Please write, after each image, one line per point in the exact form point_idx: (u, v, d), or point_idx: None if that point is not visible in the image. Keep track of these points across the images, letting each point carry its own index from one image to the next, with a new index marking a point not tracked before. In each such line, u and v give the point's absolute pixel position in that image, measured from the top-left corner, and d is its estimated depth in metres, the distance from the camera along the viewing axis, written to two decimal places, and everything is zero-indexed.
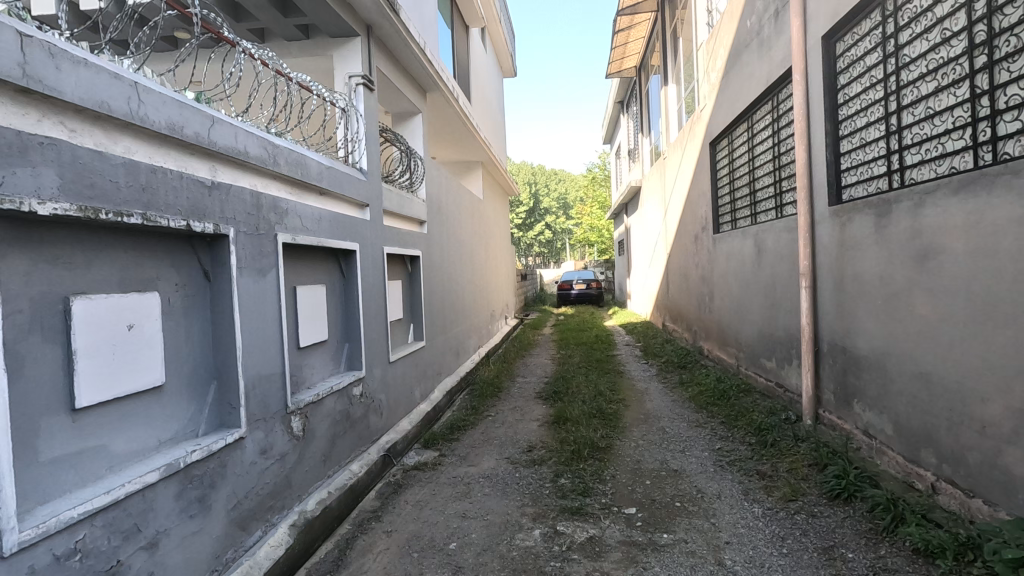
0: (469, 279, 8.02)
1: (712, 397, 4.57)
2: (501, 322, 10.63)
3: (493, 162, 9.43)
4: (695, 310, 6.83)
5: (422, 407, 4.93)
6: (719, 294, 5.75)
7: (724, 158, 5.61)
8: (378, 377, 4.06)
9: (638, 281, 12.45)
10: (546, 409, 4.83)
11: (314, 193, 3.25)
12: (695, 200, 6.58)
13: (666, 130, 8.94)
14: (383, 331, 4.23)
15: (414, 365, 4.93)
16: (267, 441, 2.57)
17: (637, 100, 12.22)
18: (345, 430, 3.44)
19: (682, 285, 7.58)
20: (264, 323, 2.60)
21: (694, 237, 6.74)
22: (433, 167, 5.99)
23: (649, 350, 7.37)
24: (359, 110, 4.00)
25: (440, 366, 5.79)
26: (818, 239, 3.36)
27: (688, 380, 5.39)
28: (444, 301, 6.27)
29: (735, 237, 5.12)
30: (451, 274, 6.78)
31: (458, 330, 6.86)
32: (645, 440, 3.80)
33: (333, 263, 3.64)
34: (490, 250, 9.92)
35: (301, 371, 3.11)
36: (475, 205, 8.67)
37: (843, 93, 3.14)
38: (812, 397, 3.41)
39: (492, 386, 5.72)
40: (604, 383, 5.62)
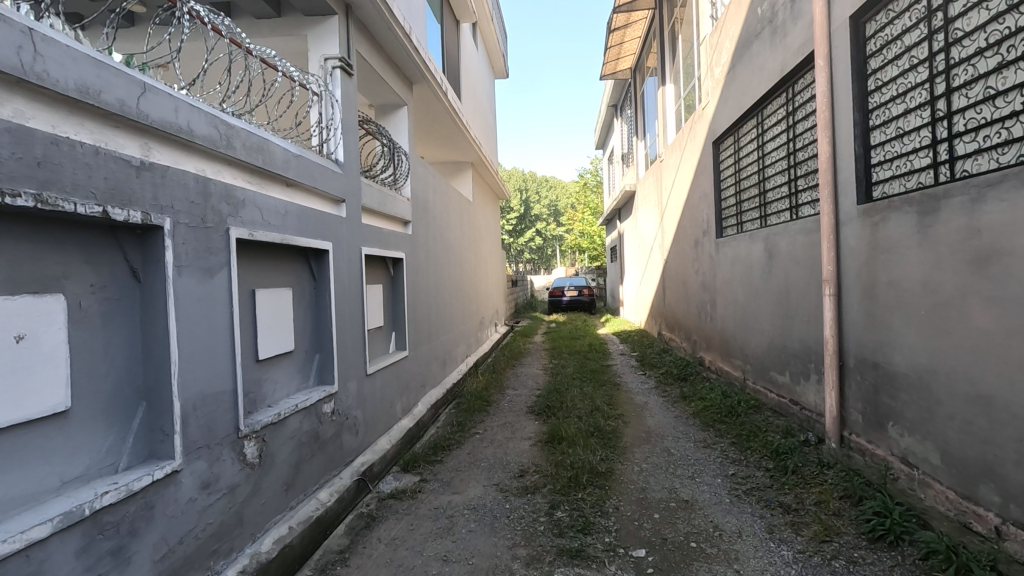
0: (458, 284, 7.63)
1: (718, 414, 4.21)
2: (490, 329, 10.23)
3: (484, 163, 9.08)
4: (695, 319, 6.49)
5: (402, 423, 4.53)
6: (723, 302, 5.40)
7: (729, 158, 5.28)
8: (353, 391, 3.66)
9: (631, 287, 12.10)
10: (539, 425, 4.44)
11: (279, 184, 2.86)
12: (696, 203, 6.25)
13: (663, 131, 8.63)
14: (359, 341, 3.83)
15: (394, 378, 4.53)
16: (212, 473, 2.17)
17: (632, 103, 11.93)
18: (313, 453, 3.03)
19: (680, 293, 7.24)
20: (211, 332, 2.21)
21: (694, 242, 6.41)
22: (419, 164, 5.63)
23: (646, 360, 7.02)
24: (336, 95, 3.62)
25: (424, 378, 5.38)
26: (844, 242, 3.03)
27: (692, 393, 5.04)
28: (429, 308, 5.88)
29: (741, 241, 4.79)
30: (438, 279, 6.38)
31: (444, 338, 6.46)
32: (650, 464, 3.42)
33: (303, 264, 3.24)
34: (480, 254, 9.56)
35: (260, 387, 2.71)
36: (465, 206, 8.30)
37: (874, 78, 2.82)
38: (837, 417, 3.07)
39: (481, 399, 5.32)
40: (600, 396, 5.25)
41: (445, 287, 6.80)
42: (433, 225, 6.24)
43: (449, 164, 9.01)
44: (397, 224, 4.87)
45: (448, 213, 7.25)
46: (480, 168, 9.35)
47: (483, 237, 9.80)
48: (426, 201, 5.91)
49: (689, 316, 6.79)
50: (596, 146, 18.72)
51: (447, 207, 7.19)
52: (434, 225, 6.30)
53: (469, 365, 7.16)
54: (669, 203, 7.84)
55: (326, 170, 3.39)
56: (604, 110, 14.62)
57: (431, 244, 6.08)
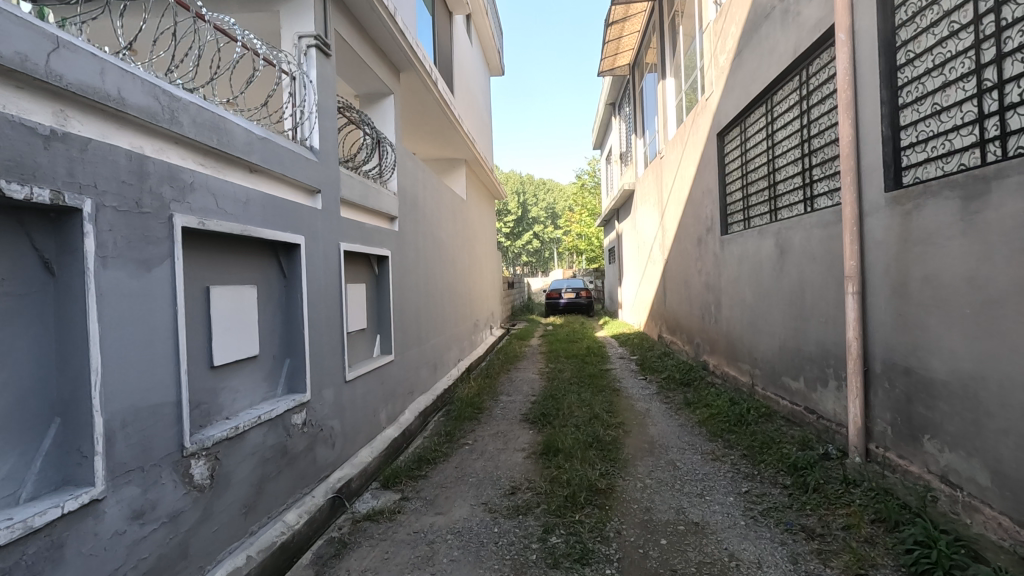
0: (450, 285, 7.32)
1: (727, 423, 3.90)
2: (485, 331, 9.93)
3: (479, 160, 8.80)
4: (698, 321, 6.19)
5: (387, 433, 4.22)
6: (728, 303, 5.10)
7: (734, 150, 4.99)
8: (330, 400, 3.35)
9: (630, 289, 11.81)
10: (533, 435, 4.13)
11: (240, 169, 2.56)
12: (699, 199, 5.96)
13: (663, 127, 8.34)
14: (337, 344, 3.52)
15: (378, 384, 4.22)
16: (148, 500, 1.86)
17: (630, 100, 11.66)
18: (280, 470, 2.72)
19: (682, 294, 6.95)
20: (148, 336, 1.90)
21: (697, 240, 6.12)
22: (407, 158, 5.32)
23: (647, 364, 6.72)
24: (310, 78, 3.33)
25: (412, 383, 5.07)
26: (870, 234, 2.73)
27: (697, 400, 4.73)
28: (418, 309, 5.57)
29: (748, 237, 4.50)
30: (428, 279, 6.08)
31: (436, 342, 6.15)
32: (655, 479, 3.11)
33: (271, 260, 2.93)
34: (474, 254, 9.26)
35: (216, 397, 2.40)
36: (458, 204, 8.01)
37: (904, 51, 2.53)
38: (862, 428, 2.77)
39: (472, 406, 5.00)
40: (599, 403, 4.94)
41: (437, 288, 6.50)
42: (423, 222, 5.94)
43: (442, 161, 8.73)
44: (382, 219, 4.57)
45: (440, 211, 6.94)
46: (475, 166, 9.07)
47: (478, 236, 9.51)
48: (415, 197, 5.60)
49: (692, 318, 6.49)
50: (593, 145, 18.45)
51: (438, 205, 6.88)
52: (424, 223, 5.99)
53: (462, 369, 6.85)
54: (670, 201, 7.55)
55: (298, 157, 3.08)
56: (602, 108, 14.34)
57: (421, 242, 5.77)
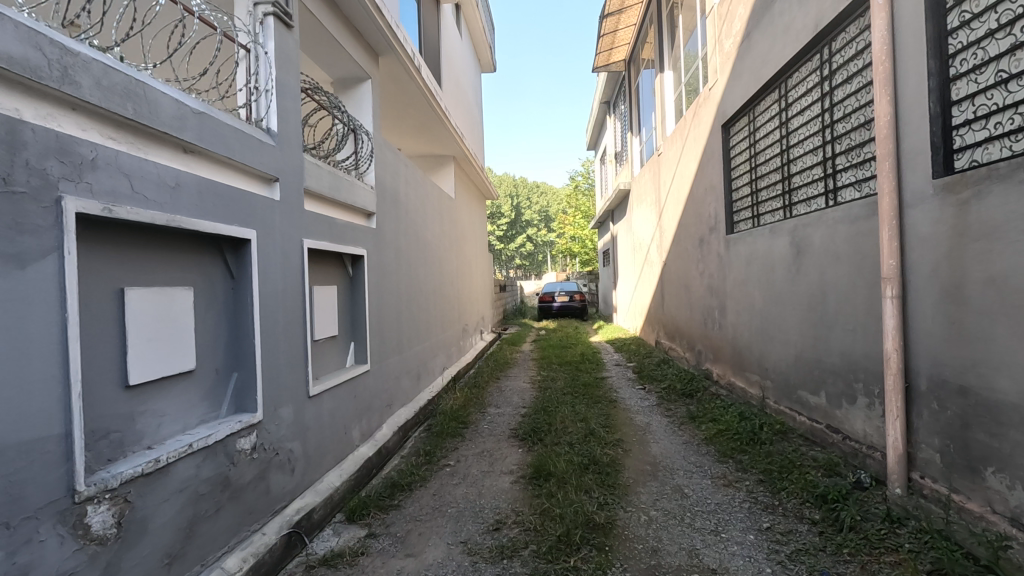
0: (437, 288, 6.92)
1: (738, 442, 3.51)
2: (474, 337, 9.51)
3: (467, 157, 8.42)
4: (700, 328, 5.81)
5: (360, 452, 3.79)
6: (734, 309, 4.72)
7: (741, 142, 4.62)
8: (290, 419, 2.93)
9: (625, 293, 11.44)
10: (522, 454, 3.72)
11: (170, 147, 2.14)
12: (700, 198, 5.59)
13: (661, 123, 7.97)
14: (300, 355, 3.10)
15: (349, 398, 3.80)
16: (16, 564, 1.44)
17: (625, 98, 11.31)
18: (221, 506, 2.30)
19: (682, 298, 6.56)
20: (21, 351, 1.48)
21: (698, 241, 5.74)
22: (387, 151, 4.91)
23: (645, 373, 6.32)
24: (268, 51, 2.91)
25: (391, 395, 4.65)
26: (912, 228, 2.35)
27: (701, 414, 4.32)
28: (400, 314, 5.16)
29: (757, 236, 4.12)
30: (411, 282, 5.66)
31: (419, 349, 5.73)
32: (661, 512, 2.70)
33: (215, 258, 2.51)
34: (463, 255, 8.86)
35: (134, 423, 1.98)
36: (446, 203, 7.63)
37: (956, 13, 2.16)
38: (903, 455, 2.37)
39: (457, 421, 4.56)
40: (595, 416, 4.54)
41: (422, 292, 6.09)
42: (405, 221, 5.52)
43: (429, 157, 8.35)
44: (356, 215, 4.15)
45: (426, 210, 6.53)
46: (463, 163, 8.69)
47: (467, 237, 9.12)
48: (396, 193, 5.17)
49: (693, 324, 6.10)
50: (587, 146, 18.13)
51: (424, 203, 6.48)
52: (407, 222, 5.58)
53: (448, 379, 6.43)
54: (669, 200, 7.15)
55: (249, 140, 2.67)
56: (596, 108, 14.01)
57: (402, 242, 5.36)
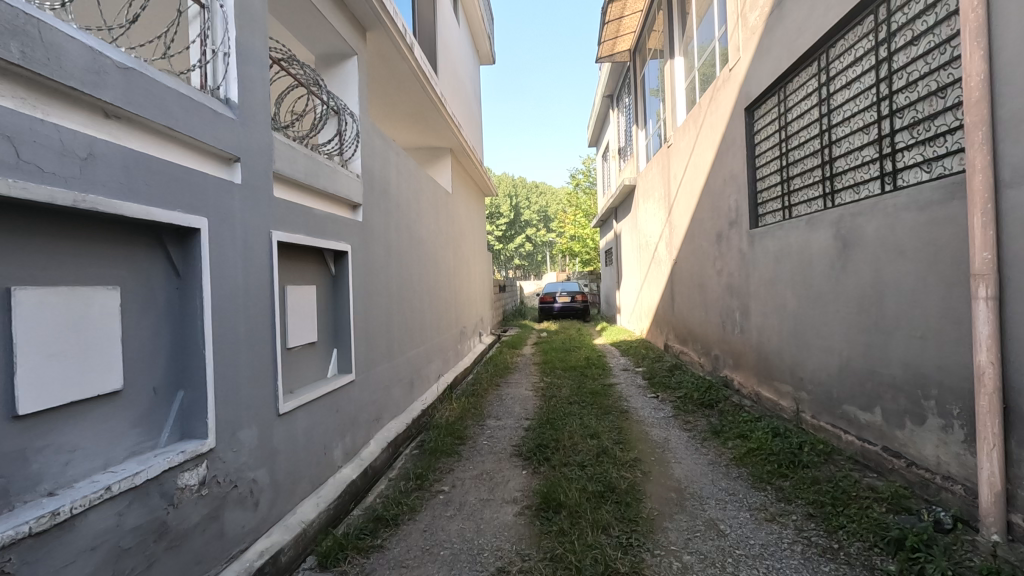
0: (433, 288, 6.46)
1: (775, 465, 3.05)
2: (473, 339, 9.06)
3: (465, 149, 7.97)
4: (718, 331, 5.35)
5: (343, 474, 3.34)
6: (760, 311, 4.27)
7: (768, 126, 4.17)
8: (254, 444, 2.47)
9: (630, 293, 11.00)
10: (527, 478, 3.27)
11: (80, 108, 1.70)
12: (718, 190, 5.14)
13: (670, 113, 7.52)
14: (267, 367, 2.64)
15: (330, 413, 3.35)
16: None
17: (630, 90, 10.84)
18: (155, 560, 1.84)
19: (696, 298, 6.12)
20: None
21: (715, 237, 5.29)
22: (376, 136, 4.45)
23: (657, 380, 5.86)
24: (228, 8, 2.46)
25: (379, 407, 4.20)
26: (1013, 213, 1.90)
27: (726, 429, 3.86)
28: (390, 317, 4.69)
29: (790, 229, 3.68)
30: (404, 282, 5.19)
31: (412, 355, 5.27)
32: (696, 557, 2.25)
33: (154, 251, 2.04)
34: (461, 254, 8.41)
35: (27, 464, 1.53)
36: (442, 198, 7.18)
37: None
38: (1001, 493, 1.93)
39: (453, 436, 4.11)
40: (607, 431, 4.09)
41: (416, 292, 5.63)
42: (397, 215, 5.06)
43: (424, 150, 7.91)
44: (337, 206, 3.69)
45: (420, 204, 6.07)
46: (461, 156, 8.24)
47: (464, 235, 8.67)
48: (385, 184, 4.70)
49: (709, 327, 5.65)
50: (588, 142, 17.68)
51: (419, 197, 6.01)
52: (399, 216, 5.11)
53: (445, 386, 5.97)
54: (680, 194, 6.71)
55: (200, 110, 2.21)
56: (598, 101, 13.55)
57: (393, 238, 4.89)
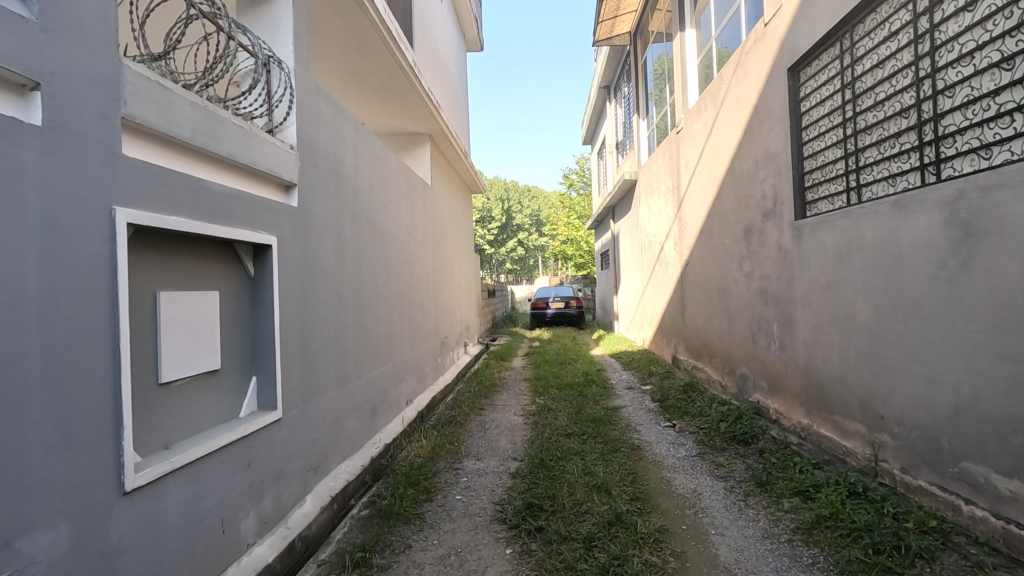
0: (406, 294, 5.51)
1: (868, 552, 2.15)
2: (457, 350, 8.11)
3: (447, 136, 7.05)
4: (745, 347, 4.45)
5: (257, 556, 2.41)
6: (810, 325, 3.36)
7: (821, 88, 3.27)
8: (65, 550, 1.52)
9: (629, 300, 10.13)
10: (513, 564, 2.33)
11: None
12: (748, 175, 4.24)
13: (679, 94, 6.62)
14: (103, 419, 1.69)
15: (238, 470, 2.41)
16: None
17: (630, 77, 9.94)
18: None
19: (715, 306, 5.22)
20: None
21: (744, 233, 4.39)
22: (325, 102, 3.51)
23: (670, 404, 4.94)
24: None
25: (322, 449, 3.25)
26: None
27: (778, 481, 2.94)
28: (343, 332, 3.74)
29: (861, 217, 2.78)
30: (364, 286, 4.21)
31: (374, 377, 4.31)
32: None
33: None
34: (443, 255, 7.47)
35: None
36: (419, 190, 6.24)
37: None
38: None
39: (416, 489, 3.15)
40: (619, 481, 3.15)
41: (383, 301, 4.69)
42: (356, 205, 4.11)
43: (401, 136, 6.97)
44: (258, 185, 2.74)
45: (391, 195, 5.11)
46: (442, 145, 7.31)
47: (447, 234, 7.73)
48: (338, 164, 3.75)
49: (733, 343, 4.73)
50: (584, 139, 16.81)
51: (389, 186, 5.06)
52: (359, 206, 4.17)
53: (417, 412, 5.01)
54: (694, 184, 5.82)
55: None
56: (596, 93, 12.67)
57: (349, 233, 3.94)
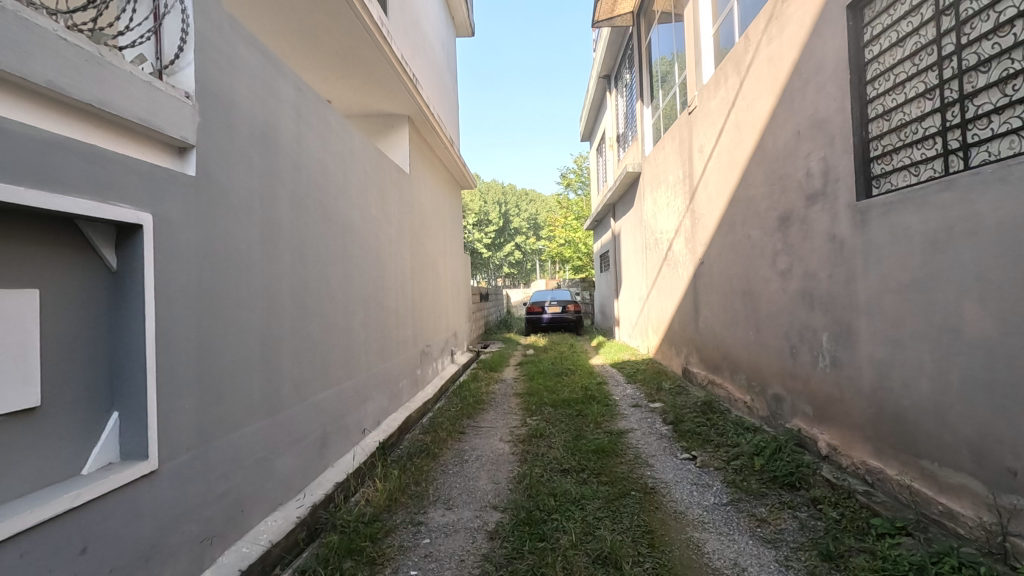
0: (375, 298, 4.71)
1: None
2: (441, 360, 7.31)
3: (427, 119, 6.26)
4: (781, 361, 3.65)
5: None
6: (882, 337, 2.56)
7: (895, 23, 2.48)
8: None
9: (632, 303, 9.39)
10: None
11: None
12: (786, 150, 3.45)
13: (690, 69, 5.84)
14: None
15: (61, 557, 1.60)
16: None
17: (632, 62, 9.18)
18: None
19: (737, 312, 4.43)
20: None
21: (779, 224, 3.60)
22: (249, 47, 2.71)
23: (686, 429, 4.15)
24: None
25: (235, 503, 2.44)
26: None
27: (855, 556, 2.13)
28: (276, 347, 2.93)
29: (978, 190, 1.99)
30: (311, 286, 3.40)
31: (323, 399, 3.49)
32: None
33: None
34: (424, 254, 6.67)
35: None
36: (394, 178, 5.45)
37: None
38: None
39: (356, 562, 2.33)
40: (633, 549, 2.34)
41: (340, 305, 3.88)
42: (301, 186, 3.30)
43: (376, 119, 6.18)
44: (119, 142, 1.93)
45: (354, 180, 4.31)
46: (423, 129, 6.53)
47: (429, 231, 6.93)
48: (271, 131, 2.94)
49: (764, 356, 3.93)
50: (583, 136, 16.10)
51: (351, 168, 4.26)
52: (306, 188, 3.36)
53: (382, 442, 4.19)
54: (710, 170, 5.04)
55: None
56: (595, 85, 11.93)
57: (289, 219, 3.13)
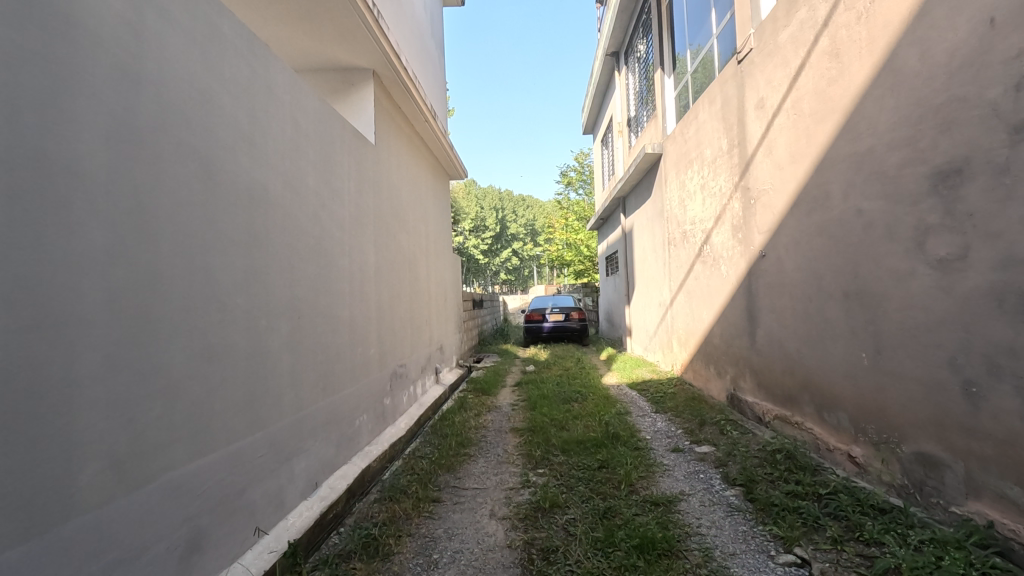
0: (315, 305, 3.34)
1: None
2: (421, 383, 5.92)
3: (399, 76, 4.90)
4: (937, 404, 2.29)
5: None
6: None
7: None
8: None
9: (650, 310, 8.03)
10: None
11: None
12: (957, 61, 2.13)
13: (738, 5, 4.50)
14: None
15: None
16: None
17: (649, 28, 7.85)
18: None
19: (832, 324, 3.09)
20: None
21: (935, 185, 2.27)
22: None
23: (769, 499, 2.78)
24: None
25: None
26: None
27: None
28: (68, 397, 1.57)
29: None
30: (173, 286, 2.03)
31: (196, 471, 2.12)
32: None
33: None
34: (398, 250, 5.30)
35: None
36: (349, 145, 4.08)
37: None
38: None
39: None
40: None
41: (243, 316, 2.52)
42: (146, 113, 1.95)
43: (332, 75, 4.82)
44: None
45: (277, 132, 2.94)
46: (394, 91, 5.17)
47: (405, 221, 5.56)
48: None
49: (893, 392, 2.57)
50: (586, 129, 14.76)
51: (272, 114, 2.89)
52: (159, 118, 2.01)
53: (309, 528, 2.82)
54: (778, 129, 3.70)
55: None
56: (601, 65, 10.60)
57: (111, 164, 1.77)
